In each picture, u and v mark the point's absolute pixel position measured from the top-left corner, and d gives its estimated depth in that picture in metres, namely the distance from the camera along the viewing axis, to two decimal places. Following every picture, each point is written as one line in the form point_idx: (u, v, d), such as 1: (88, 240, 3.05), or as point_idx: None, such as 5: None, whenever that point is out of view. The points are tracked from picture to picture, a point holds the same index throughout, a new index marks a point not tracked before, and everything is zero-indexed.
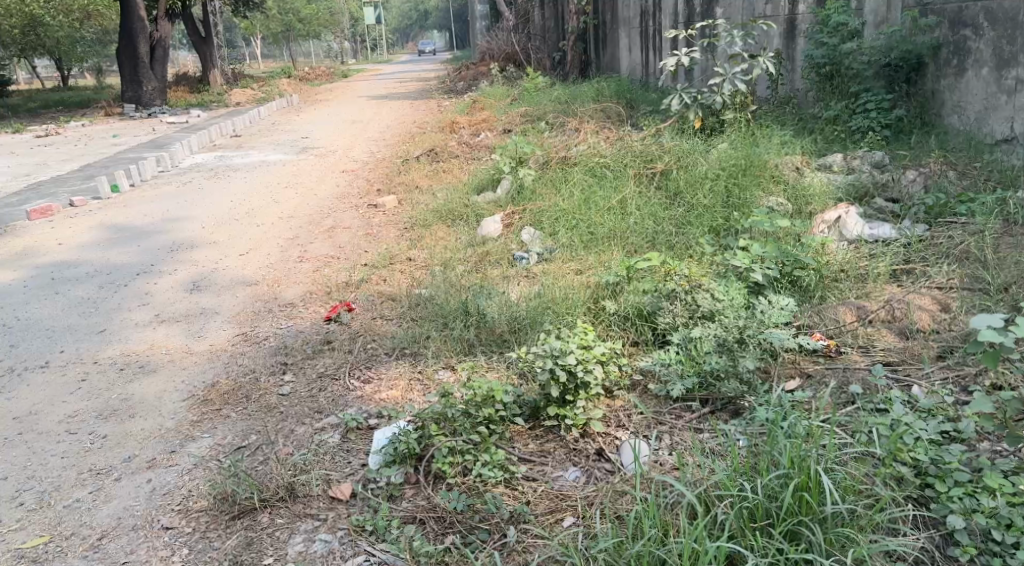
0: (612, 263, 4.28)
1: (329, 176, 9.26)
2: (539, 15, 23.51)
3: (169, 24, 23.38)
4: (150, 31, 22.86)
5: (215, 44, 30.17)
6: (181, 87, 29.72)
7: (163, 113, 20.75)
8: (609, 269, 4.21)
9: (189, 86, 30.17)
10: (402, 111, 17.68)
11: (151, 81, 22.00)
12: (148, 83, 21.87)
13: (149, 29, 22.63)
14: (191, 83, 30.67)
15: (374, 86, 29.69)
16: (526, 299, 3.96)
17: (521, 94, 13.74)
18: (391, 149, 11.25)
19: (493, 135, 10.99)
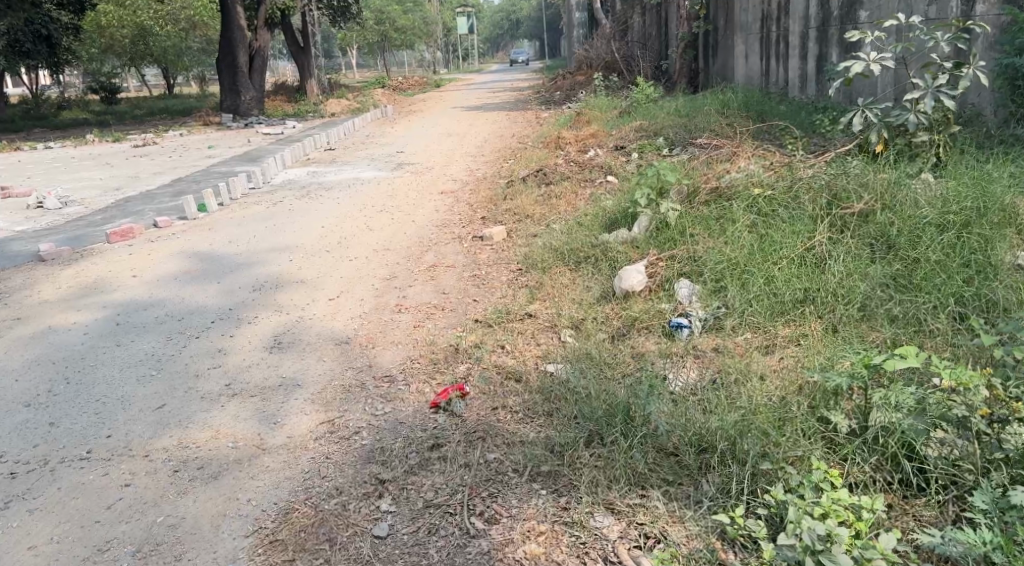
0: (822, 347, 3.19)
1: (427, 198, 8.41)
2: (641, 21, 22.48)
3: (269, 34, 23.32)
4: (251, 41, 22.84)
5: (314, 54, 30.29)
6: (278, 97, 29.85)
7: (259, 123, 20.60)
8: (822, 355, 3.10)
9: (286, 95, 30.29)
10: (499, 123, 16.82)
11: (249, 91, 21.99)
12: (246, 92, 21.86)
13: (249, 39, 22.65)
14: (288, 93, 30.83)
15: (468, 96, 29.20)
16: (711, 398, 2.87)
17: (632, 106, 12.64)
18: (492, 167, 10.34)
19: (604, 151, 9.95)
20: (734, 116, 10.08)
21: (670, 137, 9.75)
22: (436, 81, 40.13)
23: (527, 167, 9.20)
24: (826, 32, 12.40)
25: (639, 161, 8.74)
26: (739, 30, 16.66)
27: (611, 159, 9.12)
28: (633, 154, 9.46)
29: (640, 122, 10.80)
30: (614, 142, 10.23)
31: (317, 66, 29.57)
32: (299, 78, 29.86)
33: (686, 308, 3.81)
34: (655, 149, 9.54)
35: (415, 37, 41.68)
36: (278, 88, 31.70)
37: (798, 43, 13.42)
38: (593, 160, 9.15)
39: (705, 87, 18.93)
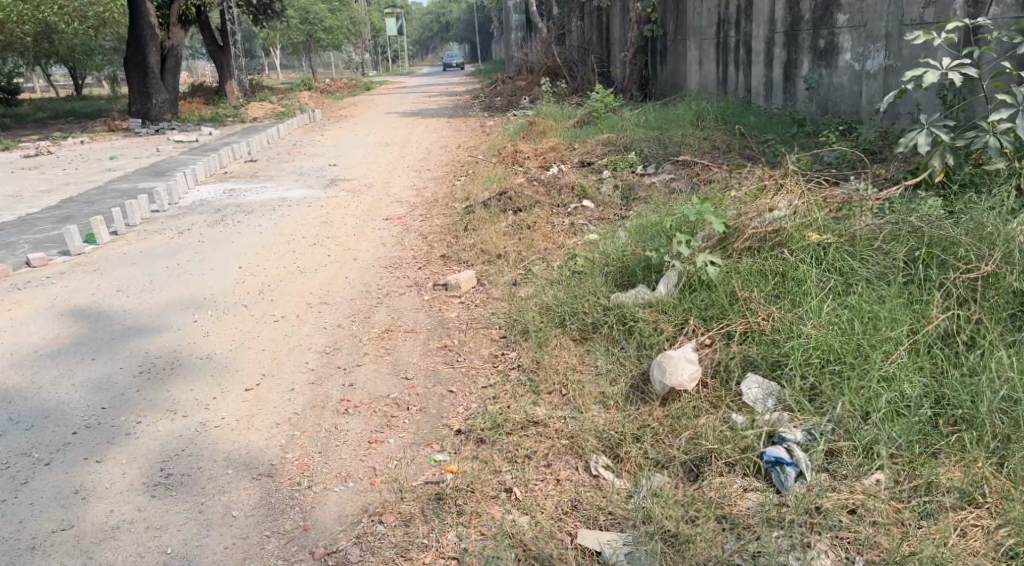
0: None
1: (369, 226, 7.09)
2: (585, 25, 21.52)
3: (184, 32, 21.36)
4: (163, 39, 20.83)
5: (236, 54, 28.32)
6: (195, 100, 27.69)
7: (173, 130, 18.74)
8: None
9: (204, 98, 28.15)
10: (440, 131, 15.52)
11: (161, 93, 20.06)
12: (159, 94, 19.95)
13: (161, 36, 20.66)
14: (208, 96, 28.72)
15: (401, 101, 27.80)
16: None
17: (591, 116, 11.52)
18: (440, 186, 9.07)
19: (569, 168, 8.81)
20: (711, 132, 9.06)
21: (645, 153, 8.67)
22: (366, 83, 38.30)
23: (485, 187, 7.98)
24: (795, 37, 11.51)
25: (615, 184, 7.62)
26: (693, 35, 15.73)
27: (581, 179, 7.99)
28: (603, 173, 8.34)
29: (603, 134, 9.70)
30: (579, 157, 9.11)
31: (238, 67, 27.56)
32: (218, 79, 27.77)
33: (774, 425, 2.65)
34: (627, 167, 8.44)
35: (343, 38, 39.73)
36: (195, 89, 29.49)
37: (762, 49, 12.49)
38: (560, 180, 8.01)
39: (656, 94, 18.01)
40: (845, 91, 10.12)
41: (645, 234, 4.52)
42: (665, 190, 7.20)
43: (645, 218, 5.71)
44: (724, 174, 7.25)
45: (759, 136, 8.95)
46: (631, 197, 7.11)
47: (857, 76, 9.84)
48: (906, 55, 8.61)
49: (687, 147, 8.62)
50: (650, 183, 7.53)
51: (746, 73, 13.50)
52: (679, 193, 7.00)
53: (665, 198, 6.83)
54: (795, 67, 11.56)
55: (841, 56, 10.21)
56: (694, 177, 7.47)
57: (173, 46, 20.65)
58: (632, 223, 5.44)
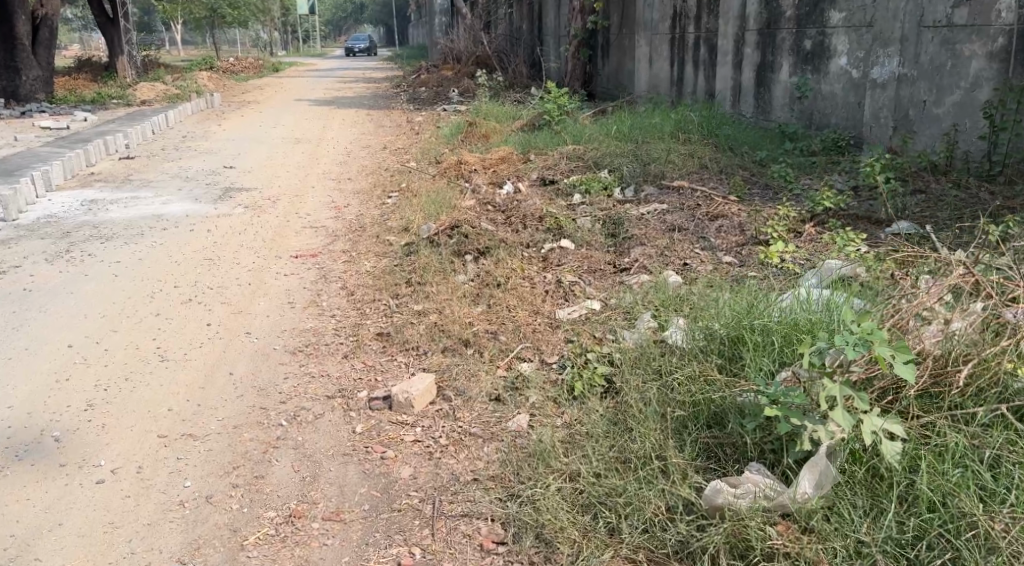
0: None
1: (270, 270, 5.24)
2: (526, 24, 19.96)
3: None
4: (36, 8, 17.86)
5: (127, 27, 25.30)
6: (80, 77, 24.59)
7: (42, 113, 16.06)
8: None
9: (90, 75, 25.03)
10: (361, 127, 13.60)
11: (32, 69, 17.28)
12: (30, 71, 17.16)
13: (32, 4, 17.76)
14: (94, 72, 25.62)
15: (315, 86, 25.44)
16: None
17: (542, 120, 9.91)
18: (368, 205, 7.29)
19: (527, 188, 7.22)
20: (694, 146, 7.61)
21: (621, 173, 7.15)
22: (275, 65, 35.37)
23: (427, 214, 6.27)
24: (772, 35, 10.11)
25: (594, 216, 6.07)
26: (643, 29, 14.21)
27: (549, 207, 6.41)
28: (573, 198, 6.78)
29: (565, 144, 8.12)
30: (539, 174, 7.52)
31: (131, 42, 24.59)
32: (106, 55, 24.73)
33: None
34: (600, 189, 6.90)
35: (250, 15, 36.59)
36: (80, 63, 26.25)
37: (731, 48, 11.05)
38: (525, 208, 6.40)
39: (600, 92, 16.47)
40: (838, 101, 8.80)
41: (706, 338, 2.94)
42: (660, 225, 5.69)
43: (667, 287, 4.16)
44: (732, 211, 5.81)
45: (751, 156, 7.56)
46: (621, 234, 5.56)
47: (855, 85, 8.52)
48: (925, 63, 7.31)
49: (671, 166, 7.13)
50: (638, 214, 6.01)
51: (709, 74, 12.07)
52: (682, 234, 5.50)
53: (668, 242, 5.31)
54: (772, 71, 10.18)
55: (835, 59, 8.86)
56: (693, 209, 5.99)
57: (47, 15, 17.76)
58: (656, 297, 3.87)
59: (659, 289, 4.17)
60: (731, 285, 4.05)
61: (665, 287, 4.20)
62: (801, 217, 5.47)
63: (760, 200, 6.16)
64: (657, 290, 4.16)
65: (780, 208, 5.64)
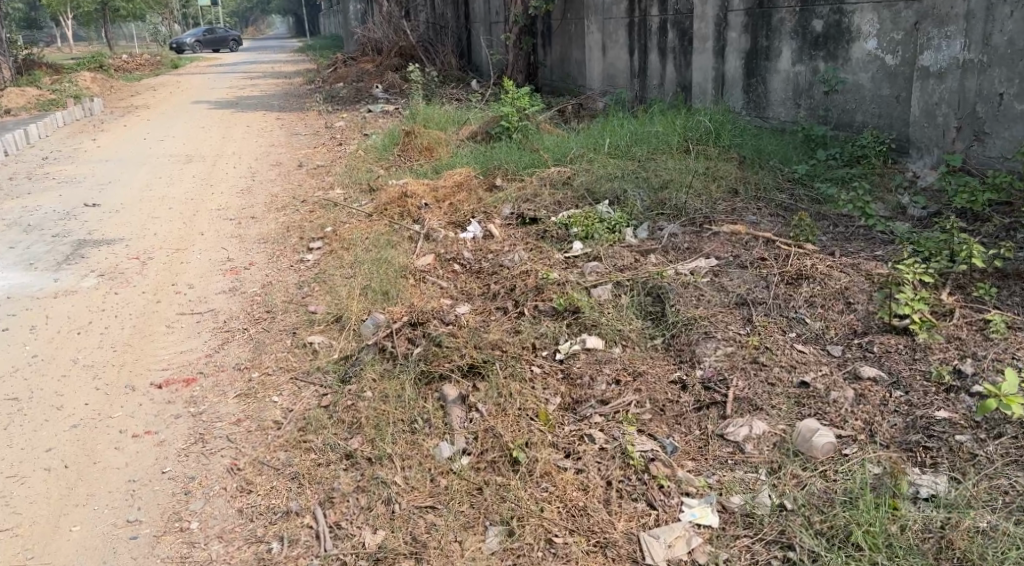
0: None
1: (110, 422, 3.15)
2: (453, 15, 18.14)
3: None
4: None
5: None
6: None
7: None
8: None
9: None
10: (271, 136, 11.35)
11: None
12: None
13: None
14: None
15: (219, 84, 22.78)
16: None
17: (500, 128, 7.99)
18: (278, 267, 5.24)
19: (500, 233, 5.34)
20: (712, 161, 5.78)
21: (629, 204, 5.29)
22: (175, 61, 32.06)
23: (370, 292, 4.28)
24: (765, 14, 8.23)
25: (615, 277, 4.14)
26: (594, 12, 12.29)
27: (544, 268, 4.49)
28: (571, 247, 4.90)
29: (541, 163, 6.19)
30: (515, 209, 5.62)
31: (1, 38, 21.20)
32: None
33: None
34: (606, 231, 5.03)
35: (146, 8, 33.29)
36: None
37: (709, 32, 9.07)
38: (510, 273, 4.46)
39: (547, 86, 14.51)
40: (865, 94, 7.01)
41: None
42: (720, 295, 3.82)
43: (841, 494, 2.41)
44: (815, 268, 3.99)
45: (786, 171, 5.77)
46: (670, 315, 3.63)
47: (890, 73, 6.75)
48: (1002, 45, 5.64)
49: (693, 193, 5.33)
50: (677, 274, 4.13)
51: (681, 63, 10.26)
52: (760, 313, 3.64)
53: (749, 334, 3.43)
54: (768, 58, 8.30)
55: (859, 43, 7.04)
56: (755, 264, 4.14)
57: None
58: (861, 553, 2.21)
59: (825, 499, 2.42)
60: (948, 495, 2.39)
61: (841, 487, 2.45)
62: (933, 281, 3.67)
63: (840, 249, 4.38)
64: (828, 505, 2.39)
65: (894, 266, 3.86)
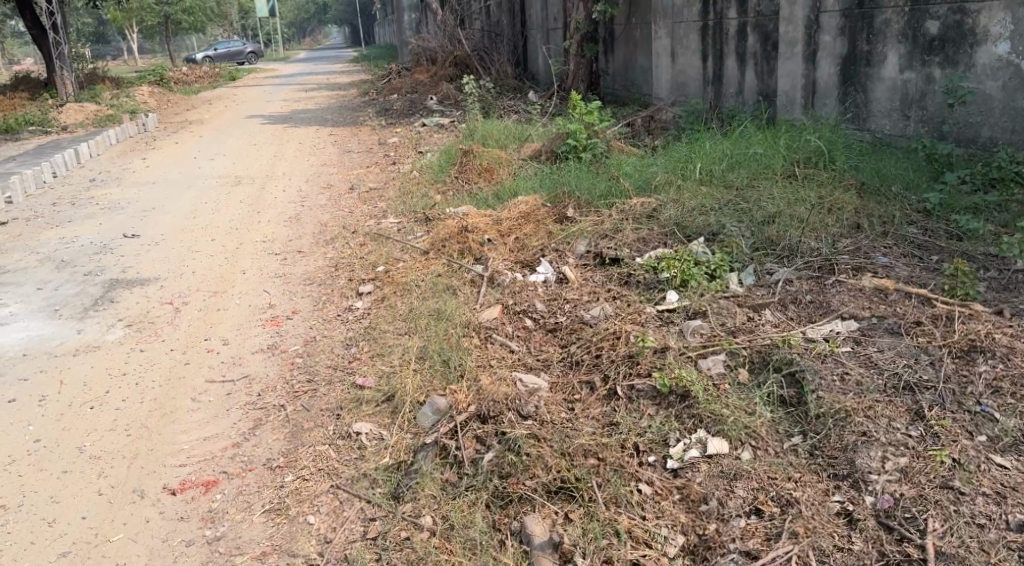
0: None
1: (105, 552, 2.58)
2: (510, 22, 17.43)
3: None
4: None
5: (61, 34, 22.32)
6: (16, 96, 21.56)
7: None
8: None
9: (25, 92, 21.92)
10: (323, 154, 10.84)
11: None
12: None
13: None
14: (30, 86, 22.81)
15: (274, 96, 22.58)
16: None
17: (568, 148, 7.32)
18: (323, 317, 4.61)
19: (575, 277, 4.63)
20: (823, 189, 4.94)
21: (731, 242, 4.47)
22: (232, 73, 32.15)
23: (428, 365, 3.57)
24: (867, 15, 7.00)
25: (728, 344, 3.37)
26: (663, 16, 11.45)
27: (636, 330, 3.69)
28: (666, 297, 4.09)
29: (619, 192, 5.43)
30: (592, 249, 4.87)
31: (66, 53, 21.02)
32: (42, 68, 21.85)
33: None
34: (706, 279, 4.22)
35: (206, 21, 33.57)
36: (18, 80, 22.98)
37: (798, 35, 7.78)
38: (595, 335, 3.68)
39: (607, 93, 13.61)
40: (995, 105, 6.07)
41: None
42: (875, 374, 3.08)
43: None
44: (990, 337, 3.17)
45: (913, 200, 4.89)
46: (812, 407, 2.90)
47: None
48: None
49: (804, 228, 4.55)
50: (808, 342, 3.36)
51: (763, 69, 9.40)
52: (930, 404, 2.89)
53: (928, 444, 2.69)
54: (869, 64, 7.08)
55: (985, 47, 6.08)
56: (910, 329, 3.37)
57: None
58: None
59: None
60: None
61: None
62: None
63: (1010, 306, 3.52)
64: None
65: None
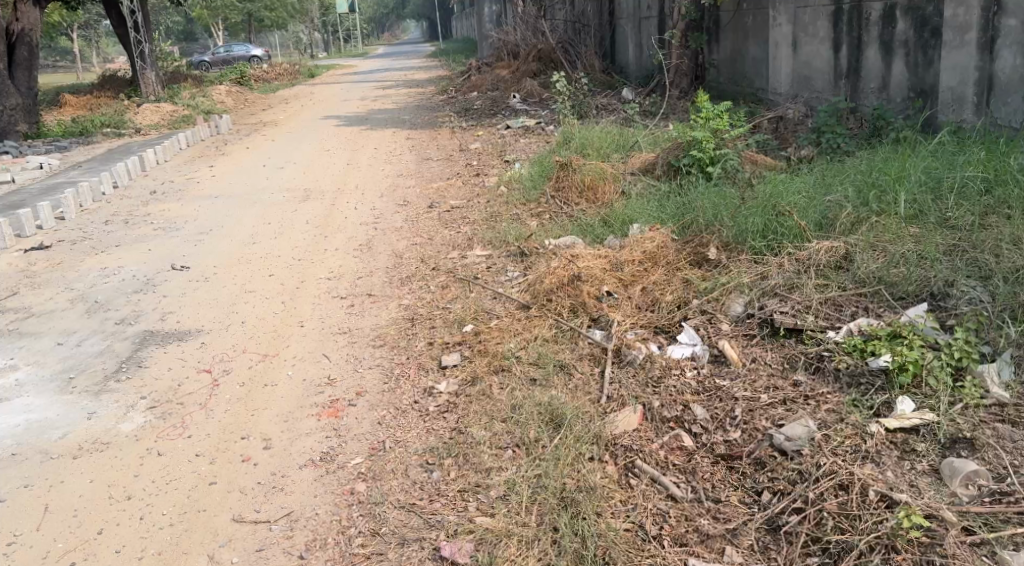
0: None
1: None
2: (597, 12, 16.08)
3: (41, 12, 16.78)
4: (7, 22, 15.85)
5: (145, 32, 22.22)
6: (99, 96, 21.43)
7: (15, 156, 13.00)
8: None
9: (108, 92, 21.74)
10: (400, 162, 9.85)
11: (12, 97, 15.60)
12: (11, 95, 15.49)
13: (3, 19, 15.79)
14: (115, 85, 22.81)
15: (351, 94, 21.87)
16: None
17: (690, 167, 6.06)
18: (397, 404, 3.49)
19: (736, 351, 3.40)
20: None
21: (975, 315, 3.12)
22: (312, 70, 31.77)
23: (553, 525, 2.48)
24: None
25: None
26: None
27: (876, 480, 2.44)
28: (897, 407, 2.83)
29: (783, 228, 4.10)
30: (761, 314, 3.56)
31: (148, 53, 20.66)
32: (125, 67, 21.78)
33: None
34: (948, 377, 2.90)
35: (288, 17, 33.35)
36: (102, 79, 22.90)
37: (974, 18, 6.26)
38: (807, 482, 2.48)
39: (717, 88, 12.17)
40: None
41: None
42: None
43: None
44: None
45: None
46: None
47: None
48: None
49: None
50: None
51: None
52: None
53: None
54: None
55: None
56: None
57: (24, 31, 16.06)
58: None
59: None
60: None
61: None
62: None
63: None
64: None
65: None
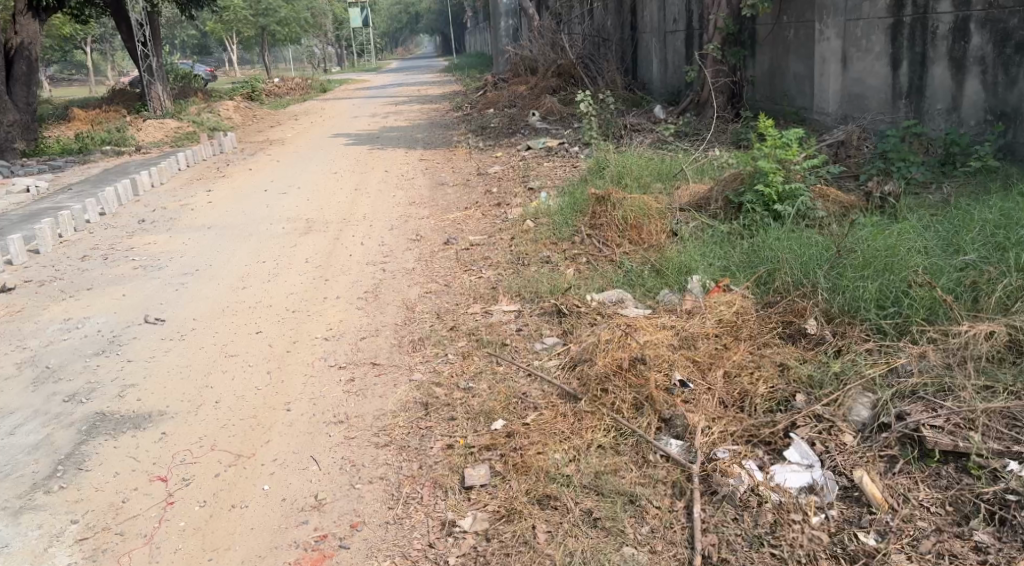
0: None
1: None
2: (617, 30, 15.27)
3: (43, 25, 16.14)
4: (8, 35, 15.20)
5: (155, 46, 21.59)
6: (107, 110, 20.79)
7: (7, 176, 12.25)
8: None
9: (115, 106, 21.09)
10: (413, 187, 8.95)
11: (10, 114, 14.84)
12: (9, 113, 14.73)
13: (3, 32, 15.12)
14: (124, 99, 22.19)
15: (363, 110, 21.04)
16: None
17: (754, 205, 5.14)
18: (407, 551, 2.59)
19: (872, 482, 2.50)
20: None
21: None
22: (325, 85, 31.04)
23: None
24: None
25: None
26: None
27: None
28: None
29: (907, 299, 3.19)
30: (900, 426, 2.63)
31: (156, 66, 19.94)
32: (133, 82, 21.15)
33: None
34: None
35: (302, 32, 32.69)
36: (110, 93, 22.26)
37: None
38: None
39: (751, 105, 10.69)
40: None
41: None
42: None
43: None
44: None
45: None
46: None
47: None
48: None
49: None
50: None
51: None
52: None
53: None
54: None
55: None
56: None
57: (25, 44, 15.36)
58: None
59: None
60: None
61: None
62: None
63: None
64: None
65: None
